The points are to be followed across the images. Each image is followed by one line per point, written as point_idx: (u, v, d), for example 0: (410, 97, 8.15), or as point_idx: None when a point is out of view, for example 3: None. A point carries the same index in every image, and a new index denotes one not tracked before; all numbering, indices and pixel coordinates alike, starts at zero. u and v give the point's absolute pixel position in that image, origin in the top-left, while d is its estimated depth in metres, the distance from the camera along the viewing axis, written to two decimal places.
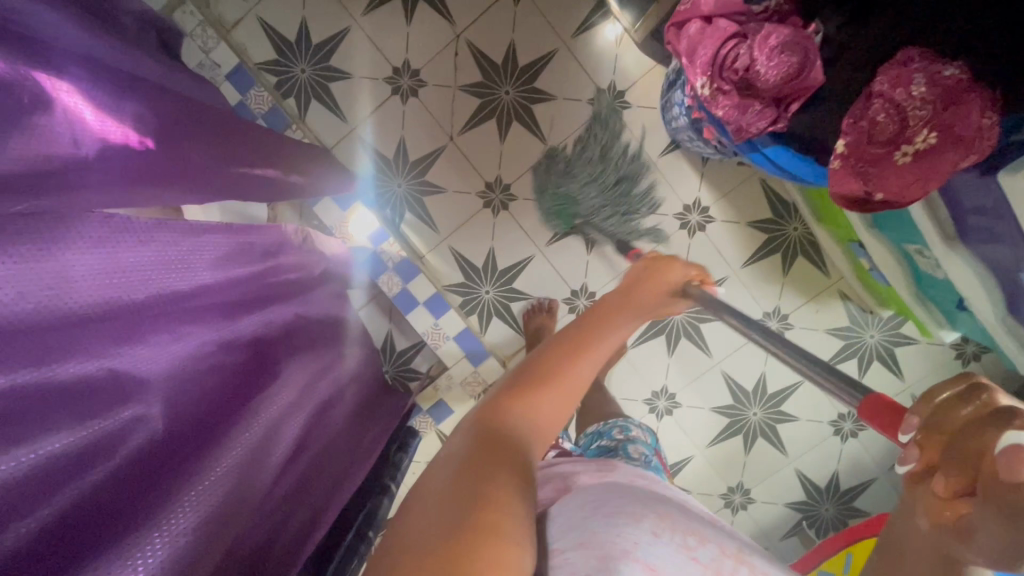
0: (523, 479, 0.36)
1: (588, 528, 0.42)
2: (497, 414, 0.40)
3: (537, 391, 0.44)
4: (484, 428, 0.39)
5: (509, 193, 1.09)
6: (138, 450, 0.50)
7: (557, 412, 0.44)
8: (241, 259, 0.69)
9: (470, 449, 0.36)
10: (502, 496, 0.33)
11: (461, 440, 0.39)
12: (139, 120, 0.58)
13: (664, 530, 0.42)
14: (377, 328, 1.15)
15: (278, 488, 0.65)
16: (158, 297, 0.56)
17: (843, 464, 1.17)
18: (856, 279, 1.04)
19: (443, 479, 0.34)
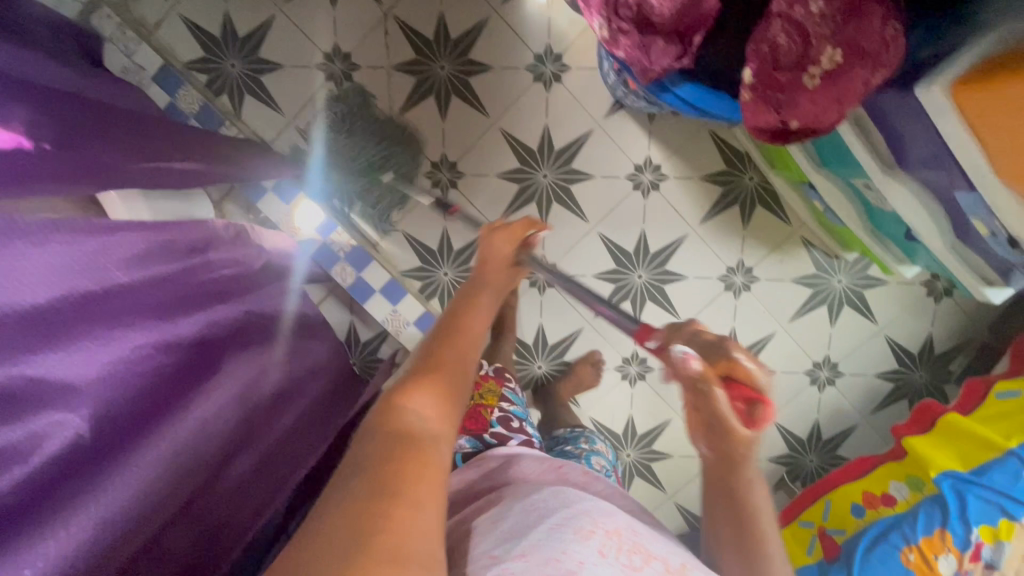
0: (436, 483, 0.37)
1: (533, 540, 0.45)
2: (395, 416, 0.41)
3: (431, 387, 0.44)
4: (383, 432, 0.39)
5: (455, 170, 1.06)
6: (50, 459, 0.49)
7: (451, 400, 0.44)
8: (161, 257, 0.68)
9: (370, 461, 0.37)
10: (405, 509, 0.34)
11: (361, 448, 0.39)
12: (32, 126, 0.57)
13: (611, 550, 0.46)
14: (338, 320, 1.14)
15: (213, 490, 0.65)
16: (74, 299, 0.54)
17: (823, 414, 1.15)
18: (817, 224, 1.01)
19: (344, 505, 0.34)
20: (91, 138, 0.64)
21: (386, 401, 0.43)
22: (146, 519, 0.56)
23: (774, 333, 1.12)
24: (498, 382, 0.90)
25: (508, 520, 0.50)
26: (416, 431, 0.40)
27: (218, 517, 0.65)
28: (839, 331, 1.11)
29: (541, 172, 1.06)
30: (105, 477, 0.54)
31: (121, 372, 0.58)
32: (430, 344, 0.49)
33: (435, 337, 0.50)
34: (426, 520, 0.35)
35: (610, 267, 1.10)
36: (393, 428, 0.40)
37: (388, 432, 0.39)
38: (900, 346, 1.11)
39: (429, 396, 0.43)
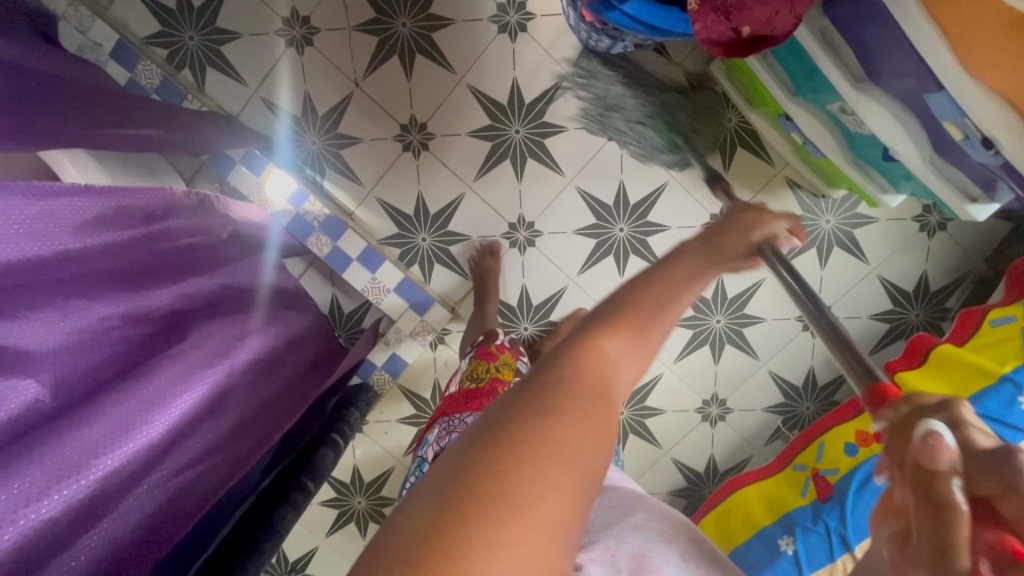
0: (601, 447, 0.34)
1: (618, 538, 0.49)
2: (590, 358, 0.39)
3: (620, 343, 0.41)
4: (571, 374, 0.37)
5: (426, 131, 1.04)
6: (10, 416, 0.47)
7: (639, 368, 0.42)
8: (116, 226, 0.67)
9: (539, 393, 0.35)
10: (558, 452, 0.31)
11: (544, 378, 0.37)
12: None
13: (688, 555, 0.50)
14: (320, 293, 1.13)
15: (183, 457, 0.62)
16: (24, 264, 0.54)
17: (818, 360, 1.13)
18: (799, 161, 0.97)
19: (487, 428, 0.33)
20: (35, 104, 0.63)
21: (580, 342, 0.40)
22: (111, 482, 0.53)
23: (762, 279, 1.09)
24: (512, 354, 0.88)
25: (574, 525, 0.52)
26: (597, 383, 0.37)
27: (184, 488, 0.61)
28: (830, 273, 1.08)
29: (513, 128, 1.03)
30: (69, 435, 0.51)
31: (76, 342, 0.57)
32: (635, 299, 0.45)
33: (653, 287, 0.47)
34: (582, 482, 0.31)
35: (591, 222, 1.07)
36: (582, 374, 0.37)
37: (572, 374, 0.37)
38: (893, 285, 1.08)
39: (616, 351, 0.40)
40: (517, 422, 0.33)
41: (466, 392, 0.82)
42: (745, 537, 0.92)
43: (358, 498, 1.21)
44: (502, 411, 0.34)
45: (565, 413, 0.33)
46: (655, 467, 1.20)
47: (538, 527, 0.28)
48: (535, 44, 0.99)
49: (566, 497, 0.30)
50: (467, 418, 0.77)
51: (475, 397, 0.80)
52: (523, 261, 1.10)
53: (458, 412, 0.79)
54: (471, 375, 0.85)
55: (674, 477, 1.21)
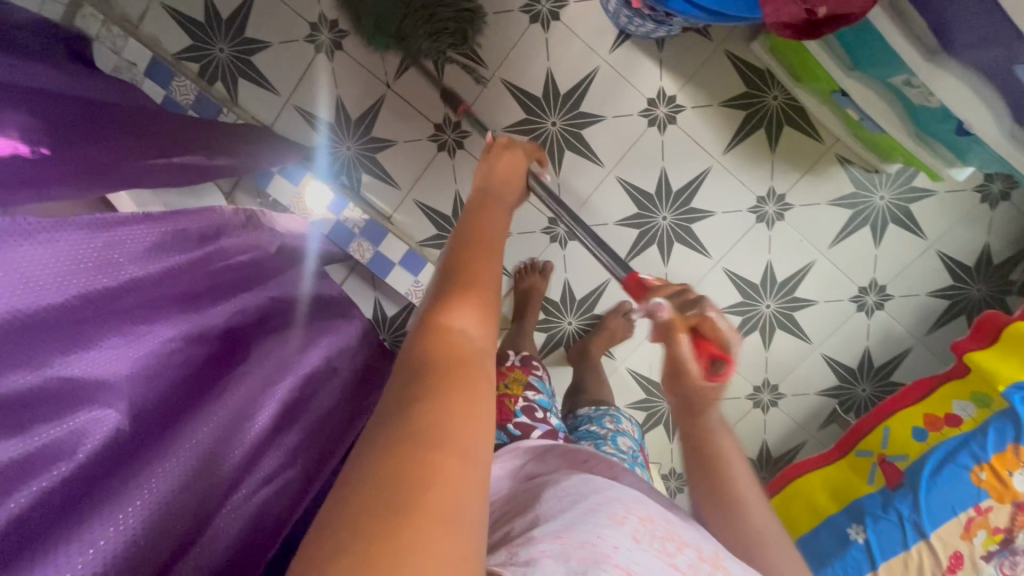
0: (479, 415, 0.35)
1: (565, 525, 0.43)
2: (448, 336, 0.40)
3: (462, 305, 0.43)
4: (420, 357, 0.38)
5: (461, 129, 1.02)
6: (87, 454, 0.49)
7: (487, 322, 0.43)
8: (173, 248, 0.67)
9: (413, 391, 0.35)
10: (447, 445, 0.32)
11: (406, 371, 0.38)
12: (26, 130, 0.56)
13: (643, 536, 0.45)
14: (364, 299, 1.13)
15: (251, 481, 0.63)
16: (94, 295, 0.54)
17: (873, 340, 1.10)
18: (851, 137, 0.93)
19: (382, 438, 0.32)
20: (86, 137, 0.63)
21: (426, 322, 0.42)
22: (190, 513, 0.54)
23: (813, 261, 1.06)
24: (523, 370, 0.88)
25: (542, 504, 0.47)
26: (455, 354, 0.39)
27: (260, 508, 0.62)
28: (883, 252, 1.04)
29: (549, 121, 1.01)
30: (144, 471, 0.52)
31: (148, 368, 0.58)
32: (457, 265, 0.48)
33: (468, 247, 0.50)
34: (470, 449, 0.33)
35: (633, 212, 1.05)
36: (437, 350, 0.39)
37: (428, 354, 0.39)
38: (953, 260, 1.03)
39: (464, 318, 0.42)
40: (396, 426, 0.33)
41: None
42: (811, 524, 0.91)
43: None
44: (381, 421, 0.35)
45: (434, 394, 0.35)
46: None
47: (440, 512, 0.29)
48: (570, 32, 0.96)
49: (460, 482, 0.31)
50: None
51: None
52: (565, 256, 1.09)
53: None
54: None
55: None
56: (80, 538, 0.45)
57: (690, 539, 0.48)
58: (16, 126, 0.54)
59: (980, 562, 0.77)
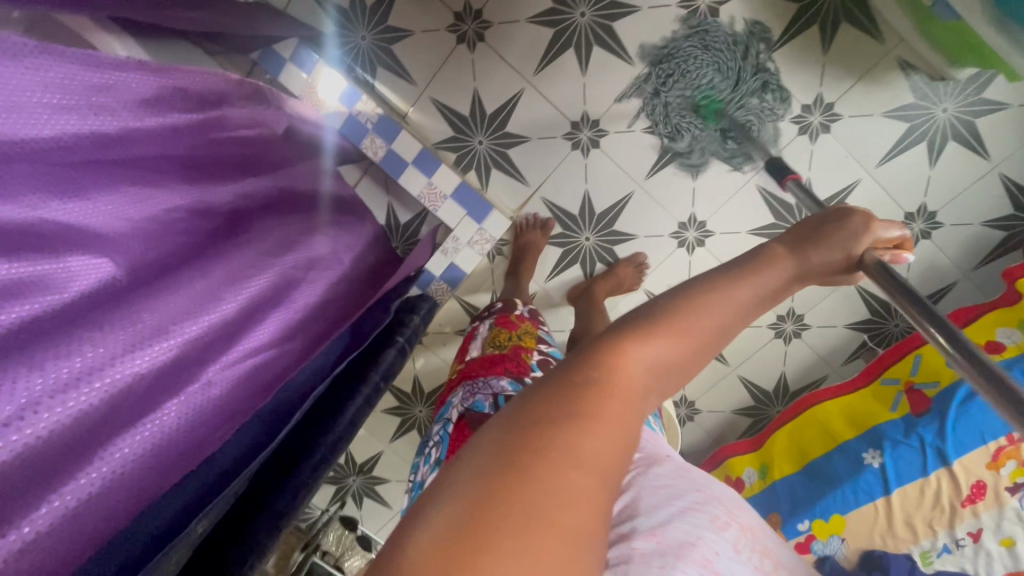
0: (618, 450, 0.34)
1: (662, 523, 0.45)
2: (619, 363, 0.37)
3: (661, 336, 0.39)
4: (591, 379, 0.36)
5: (481, 20, 0.95)
6: (76, 293, 0.49)
7: (678, 369, 0.40)
8: (174, 106, 0.64)
9: (563, 401, 0.35)
10: (582, 472, 0.32)
11: (569, 377, 0.37)
12: None
13: (742, 548, 0.46)
14: (376, 204, 1.10)
15: (245, 344, 0.59)
16: (82, 140, 0.53)
17: (915, 271, 1.02)
18: (918, 35, 0.82)
19: (506, 440, 0.33)
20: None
21: (606, 337, 0.40)
22: (175, 355, 0.50)
23: (857, 181, 0.97)
24: (533, 324, 0.90)
25: (634, 493, 0.50)
26: (625, 388, 0.37)
27: (250, 376, 0.59)
28: (939, 173, 0.95)
29: (578, 11, 0.93)
30: (133, 305, 0.49)
31: (138, 227, 0.58)
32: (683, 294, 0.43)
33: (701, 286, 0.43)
34: (599, 502, 0.32)
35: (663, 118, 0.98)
36: (614, 378, 0.37)
37: (603, 378, 0.36)
38: (1018, 185, 0.93)
39: (654, 349, 0.39)
40: (528, 432, 0.33)
41: (489, 356, 0.83)
42: (824, 450, 0.87)
43: (419, 407, 1.28)
44: (514, 416, 0.35)
45: (578, 420, 0.34)
46: (721, 383, 1.16)
47: (556, 529, 0.29)
48: None
49: (586, 505, 0.31)
50: (491, 380, 0.78)
51: (499, 361, 0.81)
52: (586, 164, 1.02)
53: (483, 373, 0.81)
54: (493, 342, 0.86)
55: (740, 394, 1.16)
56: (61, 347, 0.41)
57: (780, 559, 0.50)
58: None
59: (1006, 493, 0.70)
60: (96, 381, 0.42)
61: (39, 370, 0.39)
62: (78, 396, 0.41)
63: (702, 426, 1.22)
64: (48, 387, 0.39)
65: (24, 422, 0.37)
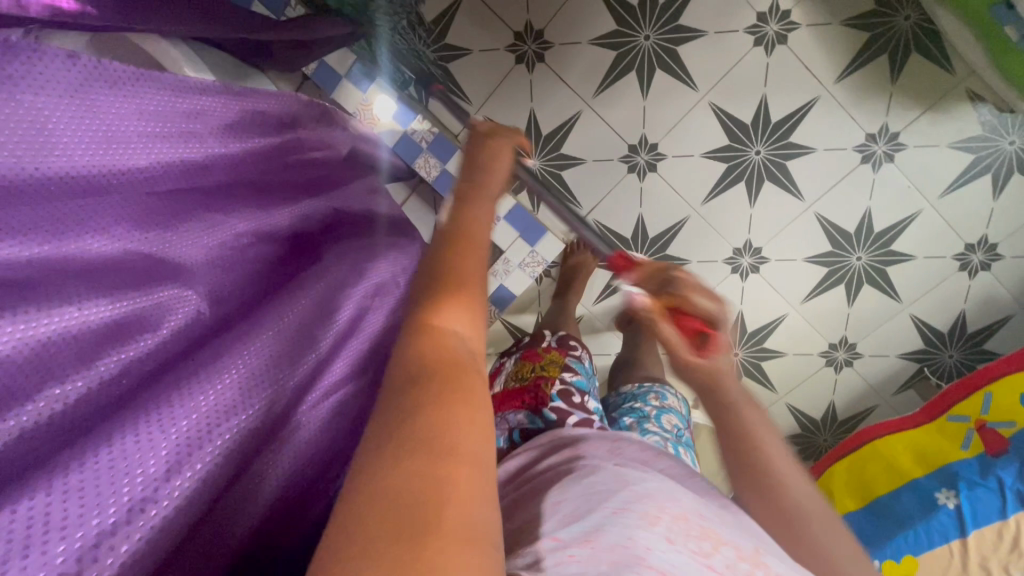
0: (480, 428, 0.30)
1: (596, 526, 0.42)
2: (425, 340, 0.34)
3: (450, 300, 0.38)
4: (417, 362, 0.33)
5: (542, 40, 0.94)
6: (170, 331, 0.46)
7: (480, 322, 0.38)
8: (252, 131, 0.62)
9: (401, 405, 0.30)
10: (451, 468, 0.27)
11: (398, 375, 0.33)
12: None
13: (679, 535, 0.42)
14: (423, 223, 1.08)
15: (325, 382, 0.58)
16: (174, 168, 0.51)
17: (972, 302, 1.01)
18: (992, 69, 0.81)
19: (366, 481, 0.26)
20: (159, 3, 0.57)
21: (415, 318, 0.37)
22: (276, 401, 0.49)
23: (918, 212, 0.96)
24: (561, 351, 0.84)
25: (570, 502, 0.47)
26: (450, 357, 0.34)
27: (327, 418, 0.57)
28: (1001, 206, 0.93)
29: (642, 34, 0.91)
30: (235, 348, 0.47)
31: (218, 260, 0.55)
32: (445, 255, 0.42)
33: (449, 243, 0.44)
34: (480, 490, 0.28)
35: (722, 144, 0.96)
36: (436, 355, 0.33)
37: (424, 356, 0.33)
38: None
39: (459, 316, 0.37)
40: (392, 434, 0.28)
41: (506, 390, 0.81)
42: (890, 487, 0.87)
43: None
44: (370, 428, 0.30)
45: (433, 410, 0.30)
46: (769, 411, 1.14)
47: (447, 545, 0.24)
48: None
49: (466, 504, 0.26)
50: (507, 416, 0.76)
51: (516, 394, 0.79)
52: (641, 188, 1.01)
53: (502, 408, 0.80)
54: (516, 375, 0.83)
55: (786, 422, 1.15)
56: (180, 403, 0.40)
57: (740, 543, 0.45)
58: None
59: None
60: (213, 441, 0.42)
61: (161, 434, 0.38)
62: (201, 463, 0.40)
63: None
64: (171, 455, 0.38)
65: (150, 505, 0.36)
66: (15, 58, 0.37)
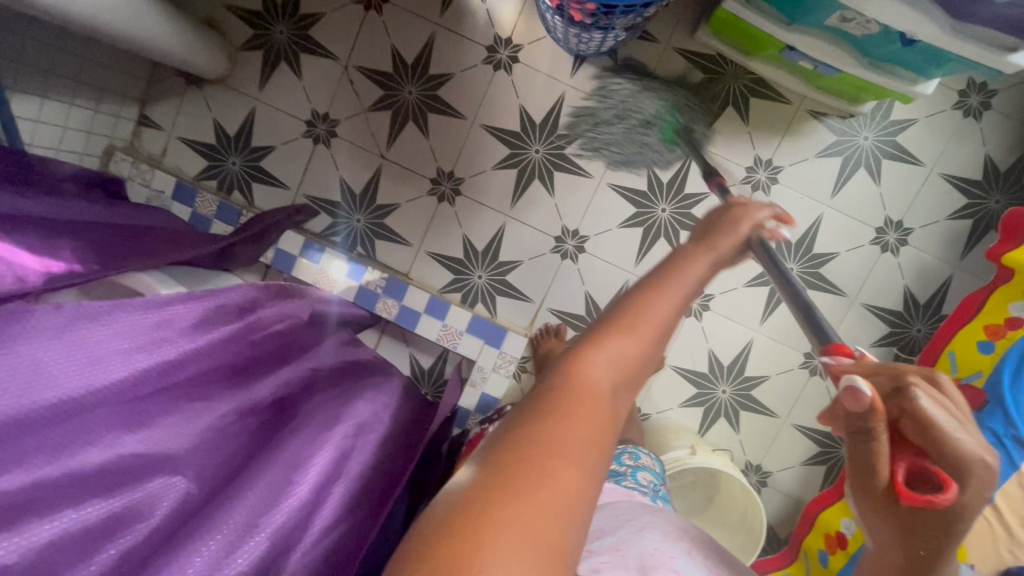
0: (600, 442, 0.38)
1: (622, 540, 0.52)
2: (587, 365, 0.42)
3: (618, 334, 0.44)
4: (568, 384, 0.40)
5: (455, 178, 1.11)
6: (161, 517, 0.55)
7: (634, 362, 0.44)
8: (219, 322, 0.72)
9: (557, 403, 0.39)
10: (568, 470, 0.35)
11: (549, 386, 0.41)
12: (78, 250, 0.67)
13: (690, 554, 0.53)
14: (398, 358, 1.17)
15: (311, 531, 0.61)
16: (150, 374, 0.59)
17: (911, 276, 1.07)
18: (815, 90, 0.98)
19: (503, 451, 0.35)
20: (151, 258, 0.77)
21: (577, 344, 0.44)
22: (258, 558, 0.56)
23: (821, 215, 1.07)
24: None
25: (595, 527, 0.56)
26: (594, 388, 0.41)
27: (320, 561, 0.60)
28: (887, 188, 1.05)
29: (533, 149, 1.09)
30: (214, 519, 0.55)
31: (205, 440, 0.62)
32: (631, 297, 0.48)
33: (650, 284, 0.49)
34: (584, 495, 0.35)
35: (632, 212, 1.09)
36: (574, 383, 0.41)
37: (571, 375, 0.41)
38: (958, 178, 1.03)
39: (613, 347, 0.43)
40: (527, 427, 0.37)
41: None
42: None
43: None
44: (515, 419, 0.39)
45: (568, 416, 0.38)
46: (779, 438, 1.13)
47: (547, 525, 0.32)
48: (531, 74, 1.06)
49: (573, 499, 0.34)
50: None
51: None
52: (579, 269, 1.12)
53: None
54: None
55: (802, 445, 1.13)
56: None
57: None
58: (70, 252, 0.66)
59: None
60: None
61: None
62: None
63: (779, 489, 1.15)
64: None
65: None
66: (9, 324, 0.51)
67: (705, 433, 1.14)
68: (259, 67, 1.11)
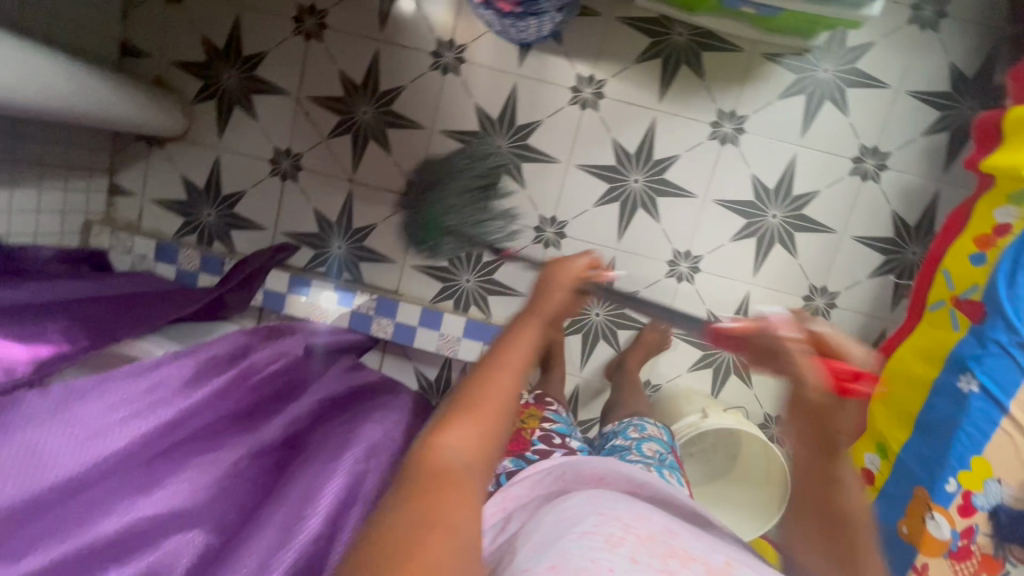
0: (463, 516, 0.40)
1: (560, 549, 0.44)
2: (436, 454, 0.43)
3: (468, 415, 0.46)
4: (423, 473, 0.42)
5: None
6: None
7: (485, 440, 0.46)
8: (216, 370, 0.72)
9: (416, 495, 0.40)
10: (436, 548, 0.37)
11: (408, 481, 0.42)
12: (65, 330, 0.69)
13: (638, 555, 0.45)
14: (404, 374, 1.18)
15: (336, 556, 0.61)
16: (147, 439, 0.61)
17: (897, 200, 1.05)
18: (765, 33, 0.96)
19: (376, 552, 0.36)
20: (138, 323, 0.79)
21: (427, 432, 0.46)
22: None
23: (793, 156, 1.05)
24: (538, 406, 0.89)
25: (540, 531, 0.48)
26: (450, 468, 0.43)
27: None
28: (857, 116, 1.03)
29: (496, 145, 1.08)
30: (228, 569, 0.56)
31: (214, 493, 0.64)
32: (473, 376, 0.50)
33: (482, 366, 0.51)
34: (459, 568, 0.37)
35: (605, 188, 1.09)
36: (427, 466, 0.43)
37: (424, 464, 0.43)
38: (927, 93, 1.01)
39: (462, 430, 0.45)
40: (393, 523, 0.38)
41: None
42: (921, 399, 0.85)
43: None
44: (382, 516, 0.40)
45: (432, 500, 0.40)
46: None
47: None
48: (480, 71, 1.06)
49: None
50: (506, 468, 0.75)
51: None
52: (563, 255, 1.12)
53: None
54: None
55: None
56: None
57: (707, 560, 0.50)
58: (57, 333, 0.68)
59: None
60: None
61: None
62: None
63: None
64: None
65: None
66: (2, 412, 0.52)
67: (718, 393, 1.14)
68: (215, 116, 1.12)
